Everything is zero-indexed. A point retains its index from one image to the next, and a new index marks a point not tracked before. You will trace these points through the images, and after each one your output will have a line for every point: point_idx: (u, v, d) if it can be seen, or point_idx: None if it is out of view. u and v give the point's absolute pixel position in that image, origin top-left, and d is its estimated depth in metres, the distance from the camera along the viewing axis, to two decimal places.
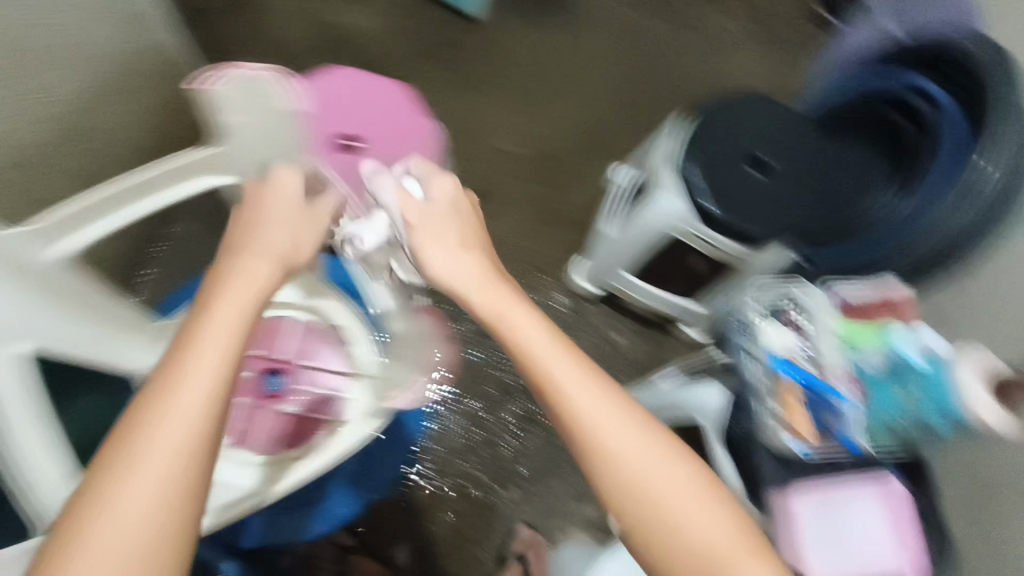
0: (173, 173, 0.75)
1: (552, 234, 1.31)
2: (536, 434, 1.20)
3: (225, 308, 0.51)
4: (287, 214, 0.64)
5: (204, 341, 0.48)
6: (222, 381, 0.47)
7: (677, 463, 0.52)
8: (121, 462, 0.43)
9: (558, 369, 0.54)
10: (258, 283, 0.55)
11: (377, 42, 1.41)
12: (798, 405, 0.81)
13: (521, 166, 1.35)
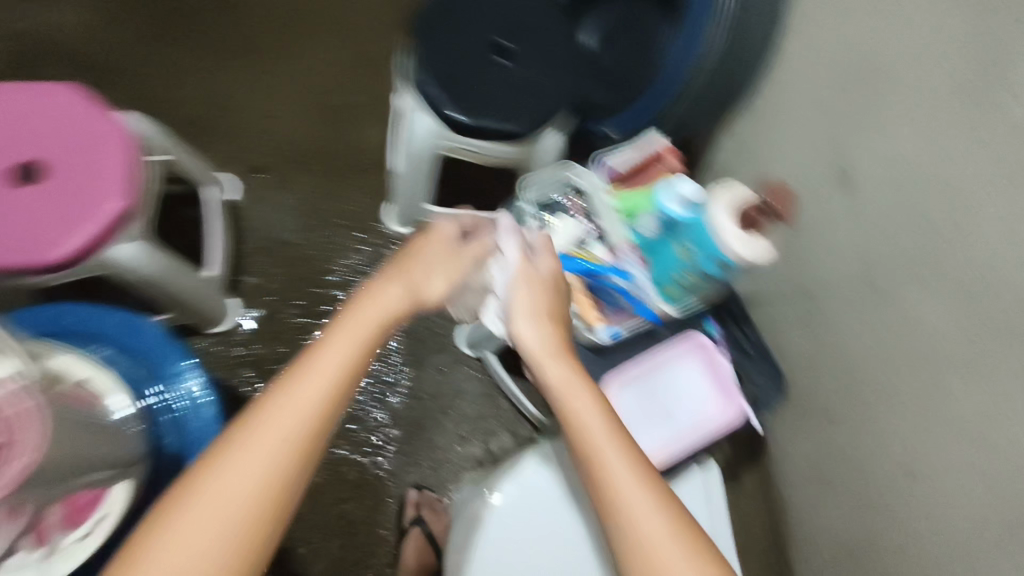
0: None
1: (349, 191, 1.24)
2: (400, 395, 1.17)
3: (339, 337, 0.57)
4: (438, 254, 0.68)
5: (327, 364, 0.55)
6: (333, 393, 0.54)
7: (674, 526, 0.53)
8: (240, 441, 0.50)
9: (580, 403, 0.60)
10: (392, 303, 0.61)
11: (92, 47, 1.26)
12: (588, 295, 0.78)
13: (296, 133, 1.26)
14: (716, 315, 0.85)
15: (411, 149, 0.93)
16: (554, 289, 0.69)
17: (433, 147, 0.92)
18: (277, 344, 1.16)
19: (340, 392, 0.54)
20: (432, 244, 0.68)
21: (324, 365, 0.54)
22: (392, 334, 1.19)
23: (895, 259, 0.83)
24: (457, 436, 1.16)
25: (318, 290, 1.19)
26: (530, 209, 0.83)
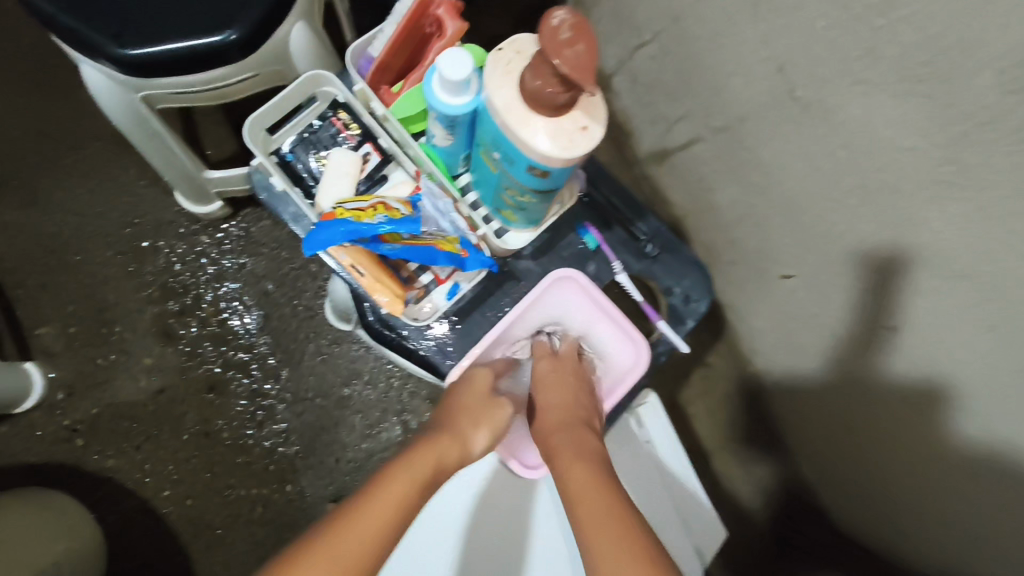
0: None
1: (125, 181, 0.95)
2: (282, 404, 0.94)
3: (399, 474, 0.44)
4: (474, 402, 0.53)
5: (384, 501, 0.42)
6: (374, 544, 0.39)
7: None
8: None
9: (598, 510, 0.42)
10: (442, 447, 0.48)
11: None
12: (382, 270, 0.52)
13: (27, 125, 0.94)
14: (595, 216, 0.61)
15: (108, 108, 0.63)
16: (576, 386, 0.55)
17: (133, 96, 0.62)
18: (110, 396, 0.92)
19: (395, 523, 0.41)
20: (473, 385, 0.54)
21: (386, 492, 0.42)
22: (245, 334, 0.95)
23: (831, 49, 0.56)
24: (366, 425, 0.94)
25: (134, 313, 0.94)
26: (272, 163, 0.55)
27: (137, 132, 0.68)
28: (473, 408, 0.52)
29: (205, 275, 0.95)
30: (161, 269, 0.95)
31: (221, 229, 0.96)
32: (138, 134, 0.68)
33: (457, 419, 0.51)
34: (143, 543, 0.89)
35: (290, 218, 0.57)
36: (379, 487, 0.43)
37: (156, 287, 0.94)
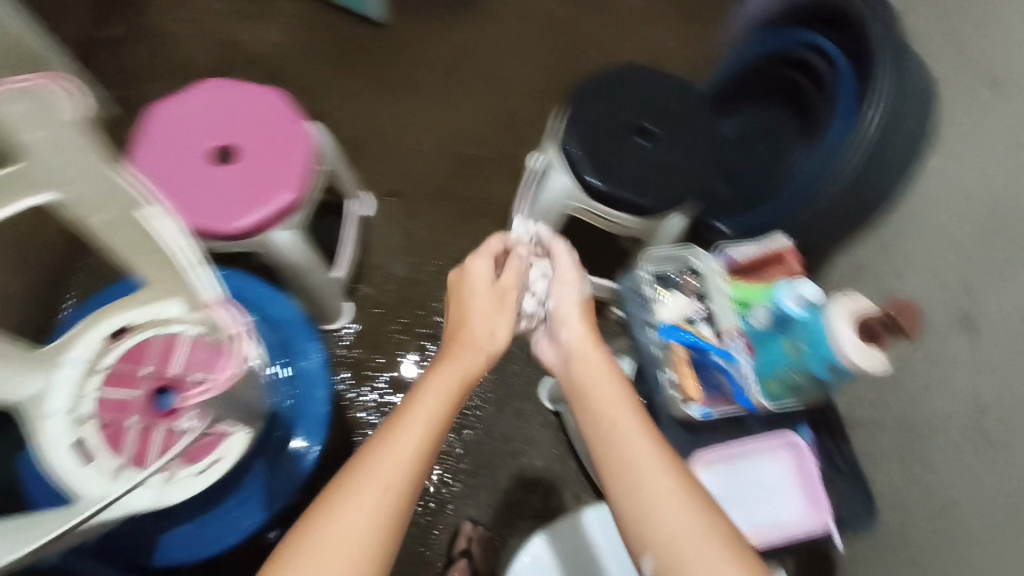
0: None
1: (469, 230, 1.33)
2: (476, 430, 1.20)
3: (434, 383, 0.61)
4: (482, 307, 0.71)
5: (414, 413, 0.58)
6: (416, 452, 0.55)
7: (709, 523, 0.50)
8: (331, 490, 0.52)
9: (654, 464, 0.54)
10: (466, 361, 0.66)
11: (275, 56, 1.40)
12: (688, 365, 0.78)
13: (437, 168, 1.37)
14: (811, 425, 0.85)
15: (541, 201, 1.00)
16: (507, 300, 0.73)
17: (560, 204, 0.98)
18: (375, 354, 1.23)
19: (427, 431, 0.57)
20: (472, 285, 0.72)
21: (419, 408, 0.58)
22: (480, 370, 1.25)
23: None
24: (523, 479, 1.18)
25: (423, 312, 1.27)
26: (646, 277, 0.85)
27: (537, 219, 1.04)
28: (467, 300, 0.72)
29: None
30: None
31: None
32: (537, 219, 1.04)
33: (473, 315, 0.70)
34: (336, 460, 1.14)
35: (636, 311, 0.85)
36: (417, 405, 0.59)
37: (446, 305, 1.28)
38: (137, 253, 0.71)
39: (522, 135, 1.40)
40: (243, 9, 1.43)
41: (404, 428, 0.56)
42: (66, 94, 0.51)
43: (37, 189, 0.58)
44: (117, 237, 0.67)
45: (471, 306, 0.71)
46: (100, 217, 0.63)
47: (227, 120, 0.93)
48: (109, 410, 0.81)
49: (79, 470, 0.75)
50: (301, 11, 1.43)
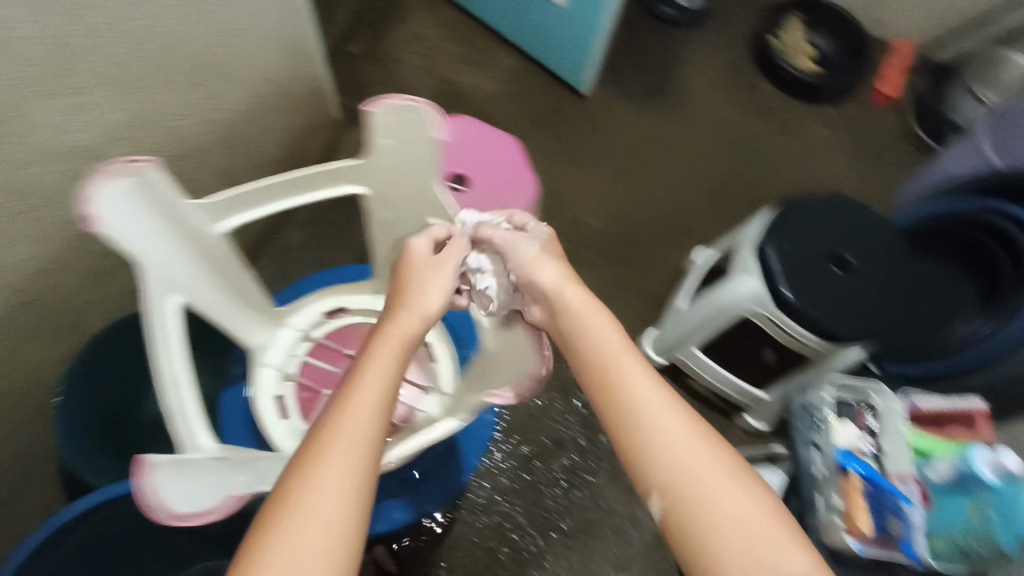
0: (319, 177, 0.67)
1: (620, 303, 1.38)
2: (582, 495, 1.22)
3: (379, 356, 0.57)
4: (425, 279, 0.66)
5: (358, 395, 0.53)
6: (367, 442, 0.50)
7: (716, 453, 0.53)
8: (278, 502, 0.46)
9: (666, 426, 0.54)
10: (406, 328, 0.60)
11: (486, 101, 1.53)
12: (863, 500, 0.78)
13: (602, 239, 1.44)
14: None
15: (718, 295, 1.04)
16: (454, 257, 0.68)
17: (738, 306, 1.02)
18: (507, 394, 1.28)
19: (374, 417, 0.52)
20: (413, 260, 0.67)
21: (361, 385, 0.54)
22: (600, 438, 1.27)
23: None
24: (620, 557, 1.18)
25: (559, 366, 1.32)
26: (830, 403, 0.87)
27: (704, 309, 1.09)
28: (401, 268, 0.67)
29: None
30: None
31: None
32: (707, 312, 1.08)
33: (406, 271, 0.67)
34: None
35: (806, 433, 0.90)
36: (357, 389, 0.53)
37: None
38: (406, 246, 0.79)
39: (688, 230, 1.46)
40: (468, 54, 1.58)
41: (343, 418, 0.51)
42: (441, 116, 0.60)
43: (355, 181, 0.69)
44: (394, 227, 0.77)
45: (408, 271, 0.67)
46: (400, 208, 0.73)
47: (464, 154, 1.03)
48: (308, 373, 0.89)
49: (279, 424, 0.83)
50: (518, 68, 1.58)
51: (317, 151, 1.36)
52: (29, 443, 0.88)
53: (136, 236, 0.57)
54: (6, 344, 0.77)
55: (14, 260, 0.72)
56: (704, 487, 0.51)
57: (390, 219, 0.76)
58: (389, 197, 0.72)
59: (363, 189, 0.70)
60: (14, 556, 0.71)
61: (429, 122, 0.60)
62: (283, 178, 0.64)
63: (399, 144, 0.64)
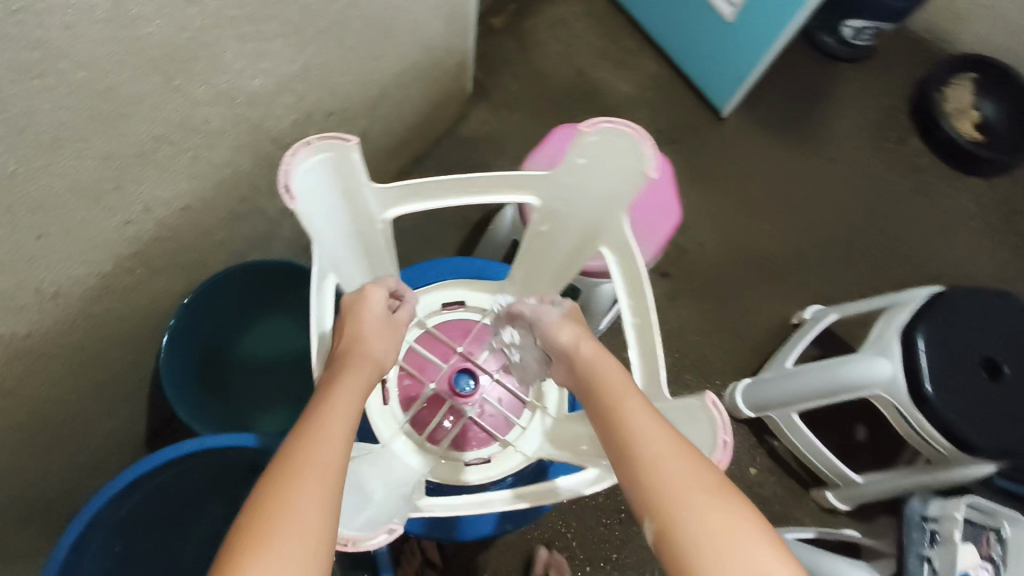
0: (498, 182, 0.62)
1: (716, 343, 1.32)
2: (637, 531, 1.18)
3: (348, 380, 0.55)
4: (379, 327, 0.62)
5: (335, 411, 0.51)
6: (338, 460, 0.47)
7: (704, 467, 0.47)
8: (258, 510, 0.42)
9: (659, 459, 0.48)
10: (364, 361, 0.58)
11: (621, 103, 1.46)
12: None
13: (711, 272, 1.37)
14: None
15: (845, 367, 0.97)
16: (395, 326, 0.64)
17: (866, 388, 0.95)
18: None
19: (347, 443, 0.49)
20: (360, 310, 0.62)
21: (336, 402, 0.52)
22: None
23: None
24: None
25: None
26: (957, 522, 0.80)
27: (819, 376, 1.02)
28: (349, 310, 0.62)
29: None
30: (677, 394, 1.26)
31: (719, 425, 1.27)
32: (824, 382, 1.01)
33: (354, 314, 0.62)
34: None
35: (916, 545, 0.83)
36: (331, 406, 0.51)
37: None
38: (560, 262, 0.74)
39: (801, 283, 1.38)
40: (611, 50, 1.50)
41: (318, 431, 0.48)
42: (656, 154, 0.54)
43: (527, 191, 0.64)
44: (553, 240, 0.71)
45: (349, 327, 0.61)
46: (571, 227, 0.68)
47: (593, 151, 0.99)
48: (414, 361, 0.86)
49: (379, 409, 0.81)
50: (660, 75, 1.49)
51: (443, 123, 1.32)
52: (132, 367, 0.88)
53: (315, 209, 0.55)
54: (139, 274, 0.76)
55: (169, 195, 0.71)
56: (694, 504, 0.45)
57: (552, 232, 0.70)
58: (561, 211, 0.66)
59: (536, 199, 0.65)
60: (115, 482, 0.71)
61: (645, 159, 0.55)
62: (461, 178, 0.59)
63: (600, 164, 0.58)
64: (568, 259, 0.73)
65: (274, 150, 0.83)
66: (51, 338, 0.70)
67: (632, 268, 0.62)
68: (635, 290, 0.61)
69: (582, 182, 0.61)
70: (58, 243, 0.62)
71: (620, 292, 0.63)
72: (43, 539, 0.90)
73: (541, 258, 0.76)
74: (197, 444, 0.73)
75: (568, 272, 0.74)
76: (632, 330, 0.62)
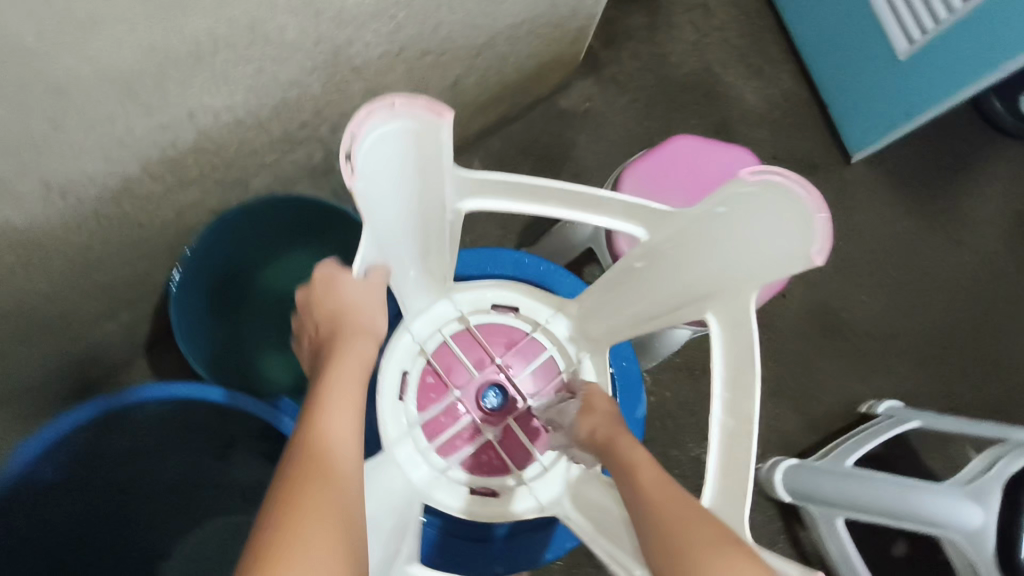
0: (605, 201, 0.50)
1: (769, 408, 1.18)
2: None
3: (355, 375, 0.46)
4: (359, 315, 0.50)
5: (345, 413, 0.43)
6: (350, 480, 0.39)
7: (726, 538, 0.39)
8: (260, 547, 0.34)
9: (693, 534, 0.40)
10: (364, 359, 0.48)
11: (743, 117, 1.28)
12: None
13: (787, 330, 1.22)
14: None
15: (924, 496, 0.84)
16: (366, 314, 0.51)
17: (939, 527, 0.82)
18: None
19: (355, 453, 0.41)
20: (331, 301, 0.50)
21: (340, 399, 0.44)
22: None
23: None
24: None
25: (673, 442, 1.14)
26: None
27: (883, 490, 0.89)
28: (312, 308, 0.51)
29: None
30: None
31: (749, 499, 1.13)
32: (891, 502, 0.87)
33: (321, 308, 0.50)
34: None
35: None
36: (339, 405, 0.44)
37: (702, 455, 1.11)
38: (644, 307, 0.61)
39: (883, 369, 1.22)
40: (748, 53, 1.32)
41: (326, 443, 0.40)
42: (829, 230, 0.40)
43: (637, 220, 0.51)
44: (646, 280, 0.58)
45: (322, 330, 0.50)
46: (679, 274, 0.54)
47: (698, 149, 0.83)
48: (442, 357, 0.74)
49: (391, 405, 0.71)
50: (795, 95, 1.31)
51: (544, 88, 1.17)
52: (142, 275, 0.79)
53: (378, 181, 0.43)
54: (168, 182, 0.66)
55: (220, 105, 0.60)
56: (706, 554, 0.38)
57: (648, 272, 0.57)
58: (673, 253, 0.52)
59: (645, 233, 0.52)
60: (144, 391, 0.67)
61: (810, 240, 0.41)
62: (561, 187, 0.47)
63: (746, 216, 0.44)
64: (656, 307, 0.59)
65: (350, 80, 0.70)
66: (53, 233, 0.61)
67: (742, 356, 0.48)
68: (738, 384, 0.48)
69: (712, 230, 0.47)
70: (71, 131, 0.52)
71: (717, 377, 0.50)
72: (17, 424, 0.85)
73: (624, 296, 0.63)
74: (221, 394, 0.67)
75: (650, 322, 0.61)
76: (719, 430, 0.49)
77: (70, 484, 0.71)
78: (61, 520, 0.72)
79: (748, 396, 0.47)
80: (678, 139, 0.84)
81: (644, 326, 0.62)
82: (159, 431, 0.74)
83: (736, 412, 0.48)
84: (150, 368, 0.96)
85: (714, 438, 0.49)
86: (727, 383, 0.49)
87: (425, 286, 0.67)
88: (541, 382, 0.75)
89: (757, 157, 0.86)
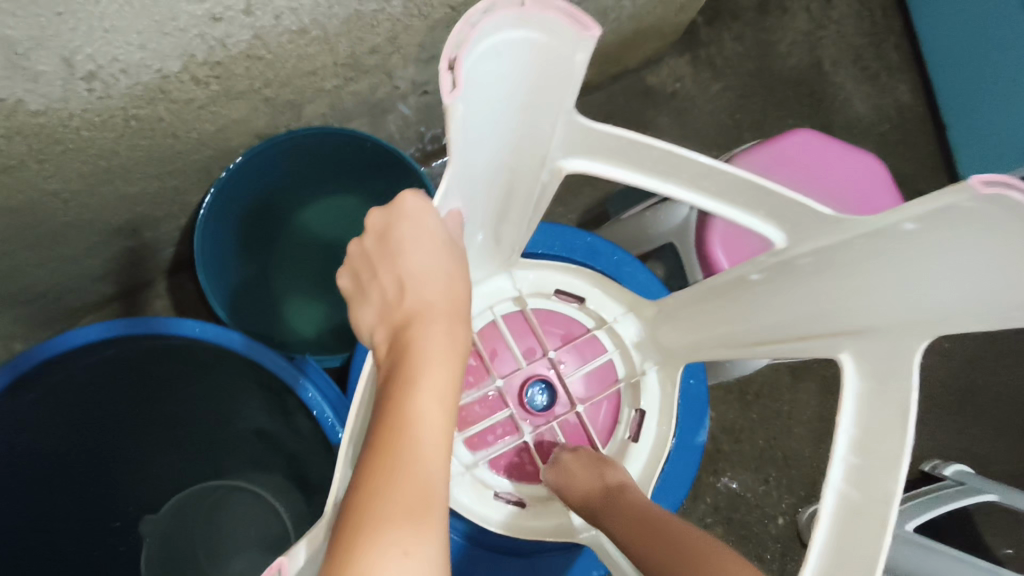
0: (741, 187, 0.40)
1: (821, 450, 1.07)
2: None
3: (431, 346, 0.33)
4: (432, 260, 0.36)
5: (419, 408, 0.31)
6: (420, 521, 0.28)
7: None
8: None
9: None
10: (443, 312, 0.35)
11: (846, 126, 1.15)
12: None
13: None
14: None
15: None
16: (444, 259, 0.37)
17: None
18: None
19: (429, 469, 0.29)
20: (398, 243, 0.37)
21: (411, 389, 0.31)
22: None
23: None
24: None
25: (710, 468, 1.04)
26: None
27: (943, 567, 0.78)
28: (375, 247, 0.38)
29: (751, 533, 1.00)
30: (752, 490, 1.01)
31: (784, 542, 1.01)
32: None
33: (386, 251, 0.37)
34: None
35: None
36: (408, 397, 0.31)
37: (737, 489, 1.01)
38: (746, 326, 0.50)
39: (953, 430, 1.10)
40: (865, 55, 1.17)
41: (390, 467, 0.29)
42: None
43: (774, 220, 0.42)
44: (759, 295, 0.48)
45: (387, 275, 0.36)
46: (816, 297, 0.43)
47: (815, 148, 0.72)
48: (489, 339, 0.65)
49: None
50: (909, 111, 1.17)
51: (634, 59, 1.05)
52: (171, 193, 0.71)
53: (481, 101, 0.35)
54: (212, 90, 0.57)
55: (284, 5, 0.50)
56: None
57: (766, 288, 0.47)
58: (816, 268, 0.42)
59: (780, 240, 0.42)
60: (177, 326, 0.59)
61: None
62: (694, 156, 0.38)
63: (949, 238, 0.34)
64: (763, 330, 0.49)
65: (435, 4, 0.60)
66: (73, 127, 0.52)
67: (889, 415, 0.38)
68: (873, 445, 0.38)
69: (888, 248, 0.37)
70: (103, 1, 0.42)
71: (844, 434, 0.40)
72: (17, 333, 0.77)
73: (717, 309, 0.53)
74: (246, 342, 0.59)
75: (749, 346, 0.50)
76: (834, 498, 0.38)
77: (60, 411, 0.62)
78: (52, 443, 0.64)
79: (893, 472, 0.36)
80: (795, 133, 0.72)
81: (737, 349, 0.51)
82: (169, 369, 0.66)
83: (865, 484, 0.37)
84: (167, 295, 0.88)
85: (824, 508, 0.38)
86: (862, 447, 0.39)
87: (487, 256, 0.57)
88: (595, 387, 0.66)
89: (882, 165, 0.73)
